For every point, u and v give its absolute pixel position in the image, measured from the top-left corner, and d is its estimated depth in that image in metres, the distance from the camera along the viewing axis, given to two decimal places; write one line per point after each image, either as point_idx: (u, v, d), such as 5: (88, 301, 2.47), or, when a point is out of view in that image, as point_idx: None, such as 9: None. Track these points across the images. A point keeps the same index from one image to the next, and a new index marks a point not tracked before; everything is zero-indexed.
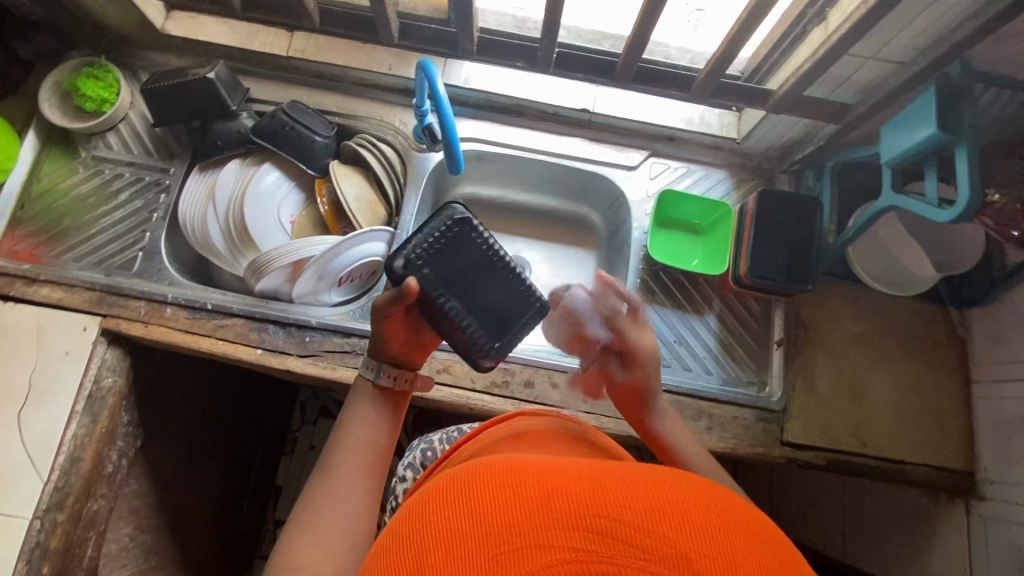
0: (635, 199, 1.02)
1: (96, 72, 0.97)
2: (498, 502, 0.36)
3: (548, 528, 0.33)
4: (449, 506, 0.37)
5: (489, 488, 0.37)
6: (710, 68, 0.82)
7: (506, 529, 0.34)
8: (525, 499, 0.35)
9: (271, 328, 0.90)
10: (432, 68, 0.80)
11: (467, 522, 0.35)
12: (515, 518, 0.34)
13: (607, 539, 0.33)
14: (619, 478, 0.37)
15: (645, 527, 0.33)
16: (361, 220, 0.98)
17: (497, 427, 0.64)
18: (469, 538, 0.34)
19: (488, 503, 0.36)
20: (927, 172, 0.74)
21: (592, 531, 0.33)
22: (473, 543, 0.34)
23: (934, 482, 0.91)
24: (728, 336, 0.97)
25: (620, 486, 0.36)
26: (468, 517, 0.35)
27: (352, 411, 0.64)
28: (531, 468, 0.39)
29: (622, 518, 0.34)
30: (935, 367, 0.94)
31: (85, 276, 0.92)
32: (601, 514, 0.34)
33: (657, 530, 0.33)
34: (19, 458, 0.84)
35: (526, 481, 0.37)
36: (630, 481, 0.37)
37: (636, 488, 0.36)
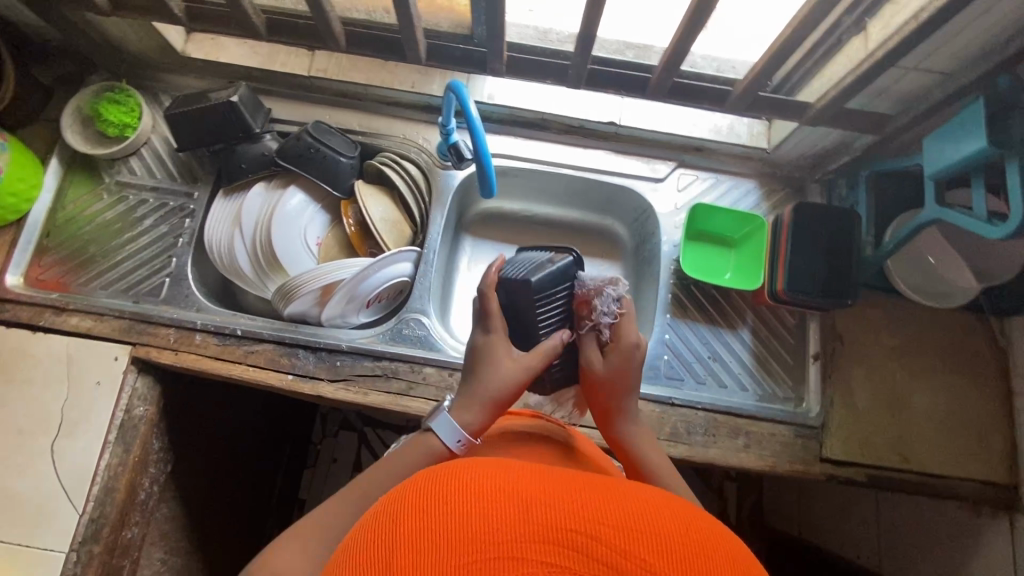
0: (664, 212, 1.01)
1: (118, 97, 0.96)
2: (477, 504, 0.35)
3: (525, 540, 0.33)
4: (428, 499, 0.36)
5: (470, 487, 0.36)
6: (746, 82, 0.80)
7: (483, 535, 0.33)
8: (505, 505, 0.34)
9: (301, 352, 0.90)
10: (462, 89, 0.78)
11: (444, 522, 0.34)
12: (492, 527, 0.33)
13: (583, 557, 0.32)
14: (601, 491, 0.37)
15: (621, 547, 0.33)
16: (388, 240, 0.97)
17: (487, 431, 0.64)
18: (444, 538, 0.33)
19: (467, 502, 0.35)
20: (974, 184, 0.72)
21: (568, 547, 0.33)
22: (448, 545, 0.33)
23: (978, 496, 0.89)
24: (763, 351, 0.96)
25: (601, 500, 0.36)
26: (446, 515, 0.34)
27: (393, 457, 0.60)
28: (512, 471, 0.38)
29: (599, 536, 0.33)
30: (976, 379, 0.92)
31: (113, 304, 0.92)
32: (580, 530, 0.33)
33: (633, 552, 0.33)
34: (55, 490, 0.84)
35: (507, 484, 0.36)
36: (612, 497, 0.37)
37: (616, 504, 0.36)
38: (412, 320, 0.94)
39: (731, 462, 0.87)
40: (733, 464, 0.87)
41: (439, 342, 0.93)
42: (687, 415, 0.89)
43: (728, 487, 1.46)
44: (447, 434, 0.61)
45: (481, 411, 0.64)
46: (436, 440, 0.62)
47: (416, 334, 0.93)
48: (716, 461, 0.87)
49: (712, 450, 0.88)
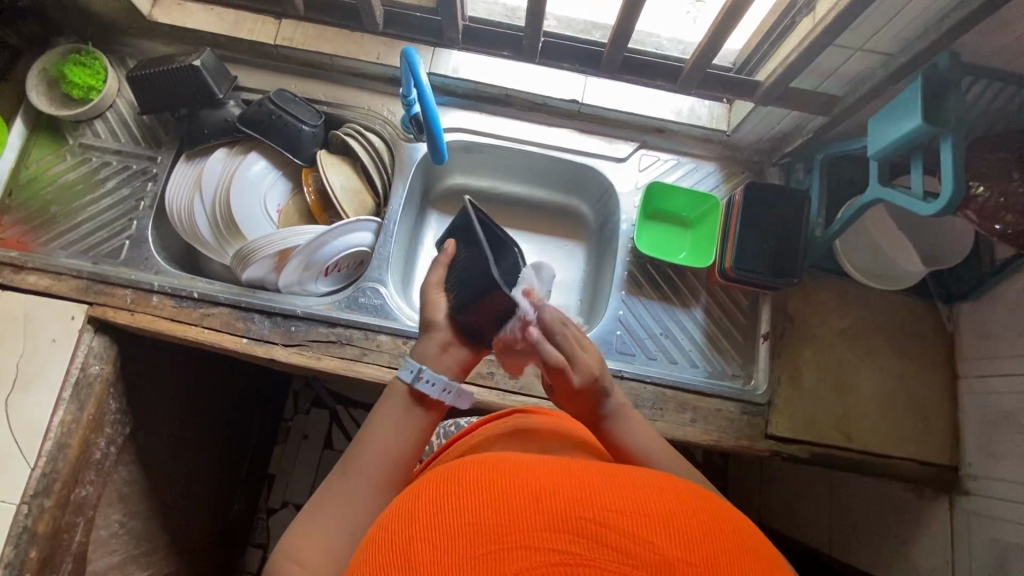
0: (624, 191, 1.02)
1: (83, 59, 0.97)
2: (489, 501, 0.37)
3: (536, 529, 0.35)
4: (441, 500, 0.39)
5: (481, 486, 0.39)
6: (697, 58, 0.81)
7: (496, 529, 0.36)
8: (517, 497, 0.37)
9: (257, 316, 0.91)
10: (414, 56, 0.79)
11: (458, 519, 0.37)
12: (506, 517, 0.36)
13: (591, 542, 0.35)
14: (610, 481, 0.40)
15: (630, 532, 0.35)
16: (347, 210, 0.97)
17: (498, 424, 0.67)
18: (460, 534, 0.36)
19: (479, 498, 0.38)
20: (913, 165, 0.73)
21: (577, 533, 0.35)
22: (464, 538, 0.35)
23: (919, 476, 0.91)
24: (714, 329, 0.97)
25: (608, 489, 0.39)
26: (459, 513, 0.37)
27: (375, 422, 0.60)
28: (522, 467, 0.41)
29: (607, 521, 0.36)
30: (923, 363, 0.94)
31: (72, 264, 0.92)
32: (589, 517, 0.36)
33: (641, 536, 0.35)
34: (7, 444, 0.85)
35: (518, 479, 0.39)
36: (618, 484, 0.39)
37: (621, 491, 0.38)
38: (368, 289, 0.95)
39: (676, 435, 0.88)
40: (679, 438, 0.89)
41: (395, 310, 0.94)
42: (636, 389, 0.91)
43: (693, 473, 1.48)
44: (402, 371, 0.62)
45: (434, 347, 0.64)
46: (400, 384, 0.62)
47: (372, 302, 0.94)
48: (662, 434, 0.88)
49: (659, 422, 0.89)
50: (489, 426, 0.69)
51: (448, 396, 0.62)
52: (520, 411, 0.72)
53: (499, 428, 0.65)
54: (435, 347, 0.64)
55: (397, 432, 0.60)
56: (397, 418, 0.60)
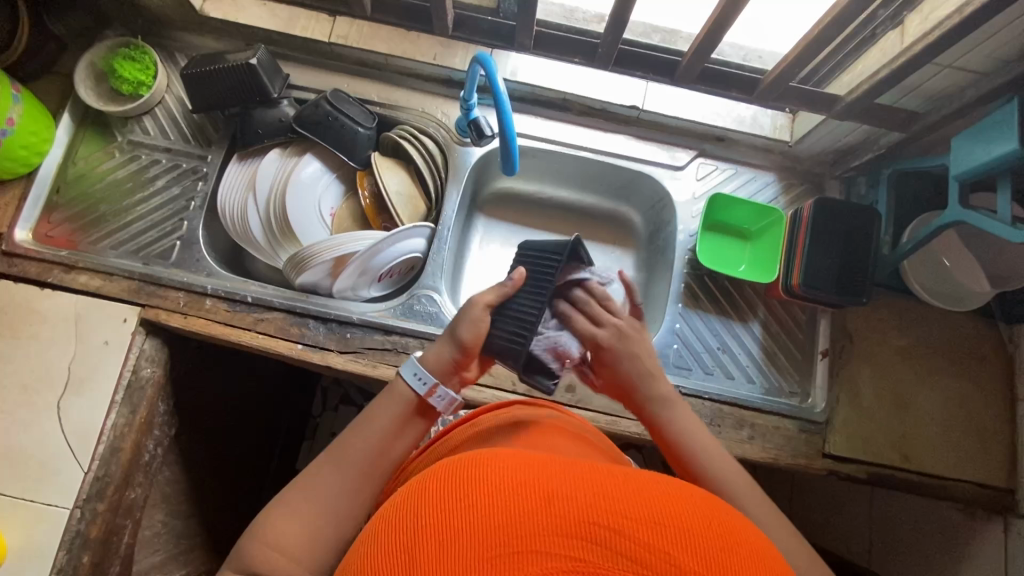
0: (682, 201, 1.00)
1: (133, 53, 0.94)
2: (496, 500, 0.36)
3: (547, 533, 0.34)
4: (448, 493, 0.38)
5: (487, 484, 0.38)
6: (776, 72, 0.79)
7: (503, 529, 0.35)
8: (527, 498, 0.36)
9: (311, 322, 0.89)
10: (490, 62, 0.76)
11: (463, 515, 0.36)
12: (516, 518, 0.35)
13: (605, 550, 0.34)
14: (625, 485, 0.39)
15: (645, 542, 0.34)
16: (402, 214, 0.96)
17: (499, 414, 0.67)
18: (467, 532, 0.35)
19: (488, 496, 0.37)
20: (1000, 188, 0.71)
21: (590, 540, 0.34)
22: (470, 535, 0.35)
23: (976, 498, 0.90)
24: (772, 345, 0.96)
25: (623, 495, 0.37)
26: (464, 510, 0.36)
27: (370, 416, 0.63)
28: (533, 466, 0.40)
29: (622, 530, 0.35)
30: (982, 383, 0.93)
31: (123, 264, 0.91)
32: (601, 523, 0.35)
33: (656, 545, 0.34)
34: (60, 447, 0.84)
35: (529, 478, 0.38)
36: (632, 488, 0.38)
37: (635, 498, 0.37)
38: (423, 296, 0.94)
39: (734, 453, 0.87)
40: (736, 455, 0.88)
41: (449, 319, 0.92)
42: (694, 405, 0.90)
43: None
44: (408, 371, 0.65)
45: (445, 354, 0.66)
46: (406, 388, 0.65)
47: (427, 310, 0.93)
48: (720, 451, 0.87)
49: (716, 439, 0.88)
50: (489, 416, 0.68)
51: (438, 404, 0.64)
52: (529, 404, 0.73)
53: (505, 417, 0.66)
54: (448, 360, 0.66)
55: (388, 428, 0.62)
56: (395, 417, 0.63)
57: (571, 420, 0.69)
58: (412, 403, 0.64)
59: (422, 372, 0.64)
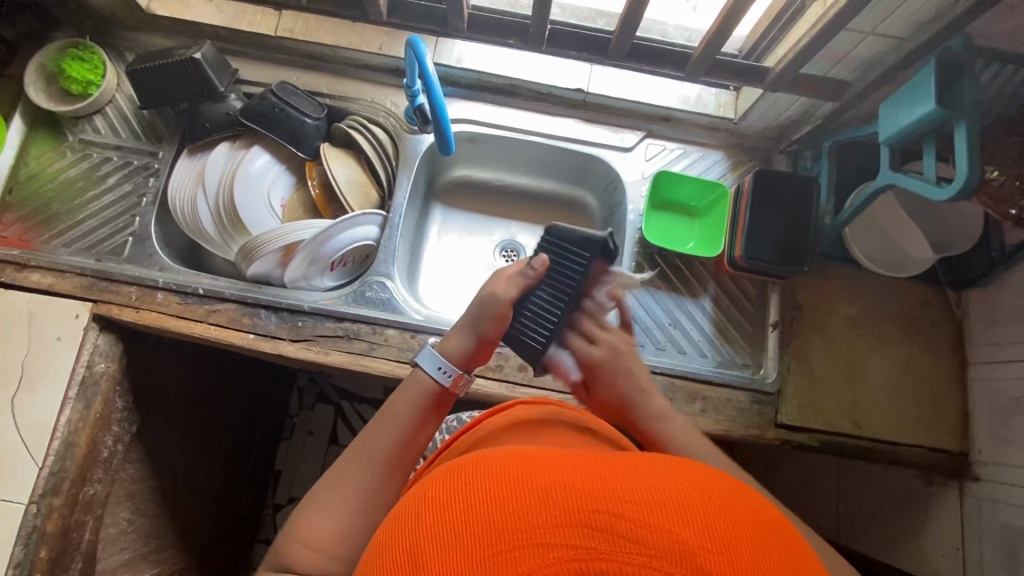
0: (631, 180, 1.01)
1: (82, 53, 0.96)
2: (496, 500, 0.36)
3: (547, 525, 0.34)
4: (449, 501, 0.38)
5: (488, 486, 0.38)
6: (705, 45, 0.80)
7: (507, 527, 0.34)
8: (527, 494, 0.36)
9: (263, 312, 0.90)
10: (420, 46, 0.78)
11: (465, 520, 0.36)
12: (517, 513, 0.35)
13: (607, 535, 0.33)
14: (623, 470, 0.38)
15: (645, 523, 0.33)
16: (352, 203, 0.97)
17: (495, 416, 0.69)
18: (469, 535, 0.35)
19: (488, 496, 0.37)
20: (926, 150, 0.73)
21: (591, 527, 0.33)
22: (472, 539, 0.34)
23: (930, 464, 0.91)
24: (723, 319, 0.97)
25: (622, 480, 0.37)
26: (465, 514, 0.36)
27: (392, 409, 0.63)
28: (531, 462, 0.39)
29: (622, 513, 0.34)
30: (933, 350, 0.94)
31: (76, 261, 0.92)
32: (602, 510, 0.34)
33: (657, 524, 0.33)
34: (14, 443, 0.84)
35: (526, 474, 0.38)
36: (631, 474, 0.38)
37: (635, 482, 0.37)
38: (375, 283, 0.94)
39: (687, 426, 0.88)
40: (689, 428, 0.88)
41: (402, 305, 0.93)
42: None
43: None
44: (430, 364, 0.66)
45: (464, 343, 0.69)
46: (424, 375, 0.66)
47: (380, 296, 0.93)
48: None
49: None
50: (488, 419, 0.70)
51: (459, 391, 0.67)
52: (526, 403, 0.73)
53: (501, 420, 0.67)
54: (464, 349, 0.69)
55: (411, 419, 0.63)
56: (418, 409, 0.64)
57: (570, 414, 0.69)
58: (435, 392, 0.65)
59: (445, 364, 0.66)
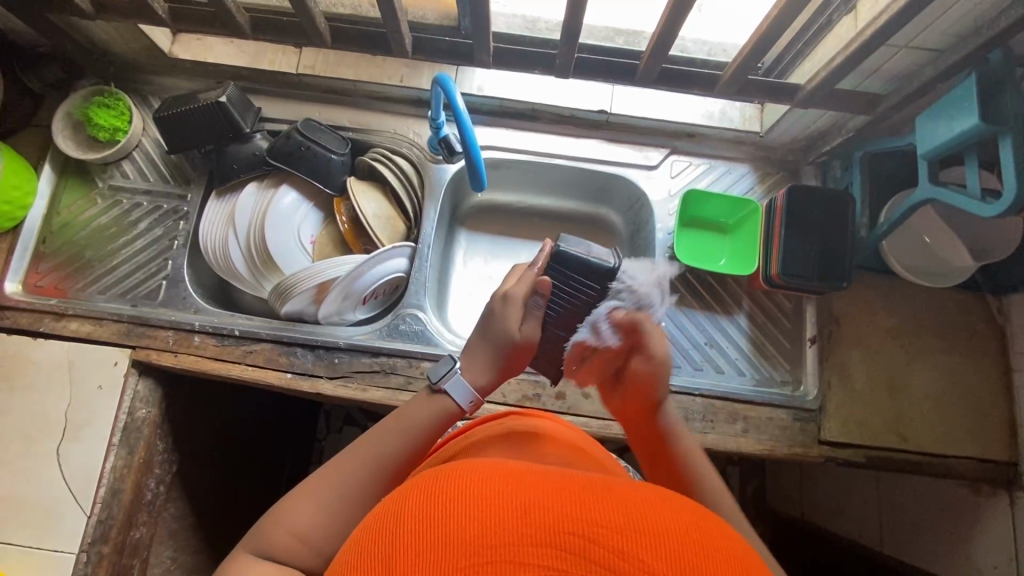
0: (658, 199, 1.00)
1: (107, 100, 0.96)
2: (471, 511, 0.35)
3: (520, 544, 0.33)
4: (425, 506, 0.37)
5: (465, 496, 0.37)
6: (736, 65, 0.79)
7: (478, 541, 0.33)
8: (502, 510, 0.35)
9: (299, 350, 0.90)
10: (449, 82, 0.77)
11: (439, 530, 0.35)
12: (491, 528, 0.34)
13: (578, 559, 0.33)
14: (603, 493, 0.37)
15: (619, 550, 0.33)
16: (381, 236, 0.97)
17: (489, 426, 0.68)
18: (442, 545, 0.34)
19: (463, 506, 0.36)
20: (968, 162, 0.71)
21: (563, 549, 0.33)
22: (443, 548, 0.34)
23: (978, 474, 0.89)
24: (760, 336, 0.96)
25: (601, 503, 0.36)
26: (440, 520, 0.35)
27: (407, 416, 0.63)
28: (510, 475, 0.39)
29: (596, 538, 0.33)
30: (975, 358, 0.92)
31: (112, 308, 0.92)
32: (576, 533, 0.34)
33: (630, 553, 0.33)
34: (62, 493, 0.85)
35: (505, 488, 0.37)
36: (609, 497, 0.37)
37: (614, 507, 0.36)
38: (408, 315, 0.94)
39: (729, 447, 0.87)
40: (731, 449, 0.87)
41: (435, 336, 0.93)
42: (685, 402, 0.89)
43: (730, 472, 1.46)
44: (458, 392, 0.65)
45: (484, 368, 0.67)
46: (449, 399, 0.65)
47: (413, 329, 0.93)
48: (715, 446, 0.87)
49: (710, 435, 0.88)
50: (482, 427, 0.68)
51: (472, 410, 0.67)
52: (521, 414, 0.73)
53: (496, 429, 0.66)
54: (485, 376, 0.67)
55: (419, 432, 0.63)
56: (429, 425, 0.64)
57: (562, 430, 0.69)
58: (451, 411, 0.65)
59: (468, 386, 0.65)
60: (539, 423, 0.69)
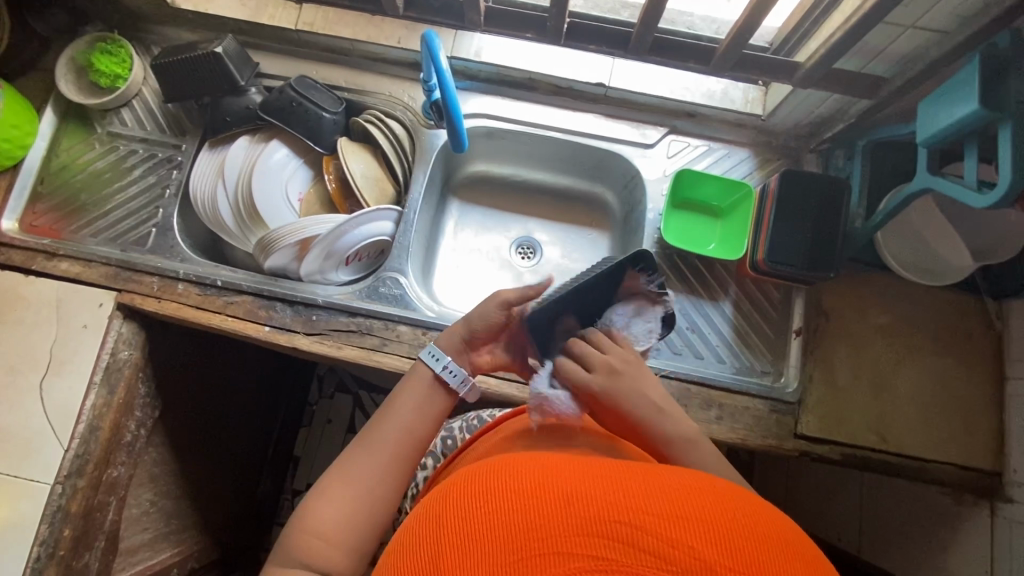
0: (652, 178, 0.98)
1: (110, 47, 0.98)
2: (518, 506, 0.35)
3: (567, 534, 0.33)
4: (470, 505, 0.37)
5: (509, 491, 0.37)
6: (731, 39, 0.76)
7: (527, 534, 0.33)
8: (547, 502, 0.35)
9: (279, 305, 0.91)
10: (434, 40, 0.76)
11: (486, 526, 0.35)
12: (539, 521, 0.34)
13: (626, 547, 0.32)
14: (646, 481, 0.37)
15: (668, 536, 0.32)
16: (368, 198, 0.96)
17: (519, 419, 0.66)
18: (490, 540, 0.34)
19: (508, 501, 0.36)
20: (967, 152, 0.68)
21: (610, 538, 0.33)
22: (493, 544, 0.34)
23: (960, 482, 0.86)
24: (744, 324, 0.93)
25: (646, 493, 0.36)
26: (487, 515, 0.36)
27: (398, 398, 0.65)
28: (552, 468, 0.39)
29: (643, 525, 0.33)
30: (968, 363, 0.88)
31: (101, 251, 0.94)
32: (624, 521, 0.33)
33: (680, 539, 0.32)
34: (41, 426, 0.88)
35: (550, 480, 0.37)
36: (654, 487, 0.37)
37: (659, 496, 0.36)
38: (389, 279, 0.94)
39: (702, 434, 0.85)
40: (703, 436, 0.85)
41: (415, 301, 0.93)
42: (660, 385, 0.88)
43: None
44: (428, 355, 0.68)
45: (457, 335, 0.70)
46: (426, 370, 0.68)
47: (393, 292, 0.93)
48: None
49: None
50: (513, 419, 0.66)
51: (453, 382, 0.67)
52: None
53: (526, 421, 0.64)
54: (460, 342, 0.70)
55: (413, 407, 0.65)
56: (419, 401, 0.66)
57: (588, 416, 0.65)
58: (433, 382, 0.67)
59: (438, 351, 0.68)
60: (572, 411, 0.67)
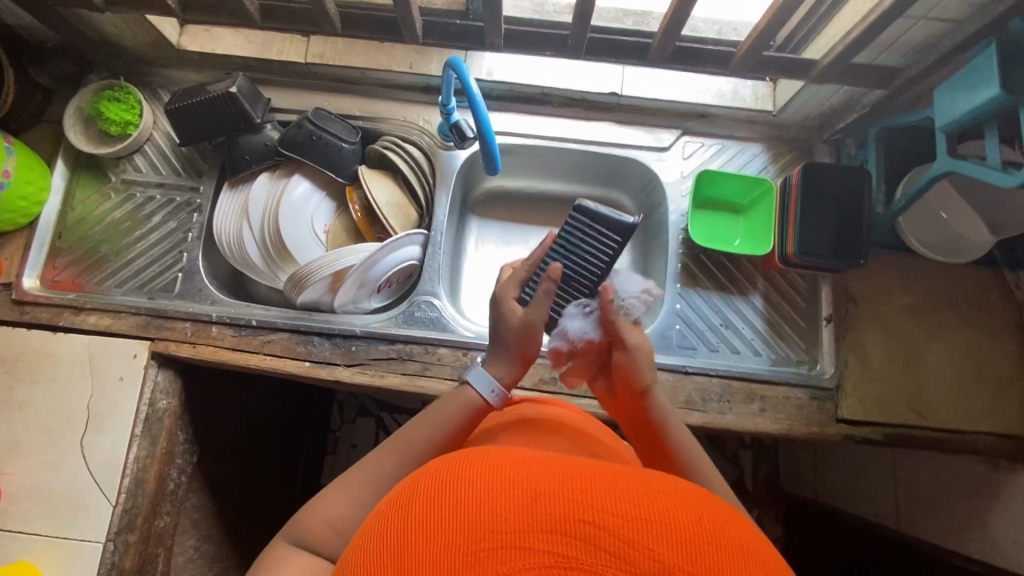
0: (671, 180, 1.00)
1: (117, 95, 0.96)
2: (484, 497, 0.33)
3: (530, 530, 0.31)
4: (436, 493, 0.35)
5: (478, 481, 0.35)
6: (750, 44, 0.79)
7: (491, 527, 0.32)
8: (507, 495, 0.33)
9: (316, 339, 0.91)
10: (462, 65, 0.77)
11: (450, 516, 0.33)
12: (502, 515, 0.32)
13: (588, 546, 0.31)
14: (616, 479, 0.35)
15: (628, 538, 0.31)
16: (394, 224, 0.97)
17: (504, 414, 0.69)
18: (451, 530, 0.32)
19: (475, 492, 0.34)
20: (988, 134, 0.70)
21: (573, 536, 0.31)
22: (452, 536, 0.32)
23: (997, 449, 0.89)
24: (776, 316, 0.95)
25: (614, 489, 0.34)
26: (451, 504, 0.34)
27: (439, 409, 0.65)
28: (521, 461, 0.37)
29: (607, 525, 0.32)
30: (993, 333, 0.91)
31: (130, 301, 0.93)
32: (588, 520, 0.32)
33: (640, 540, 0.31)
34: (87, 484, 0.86)
35: (516, 474, 0.35)
36: (622, 484, 0.35)
37: (626, 493, 0.34)
38: (423, 302, 0.95)
39: (747, 426, 0.87)
40: (749, 429, 0.87)
41: (451, 322, 0.93)
42: (702, 383, 0.89)
43: (743, 454, 1.46)
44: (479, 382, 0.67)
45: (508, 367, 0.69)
46: (472, 393, 0.66)
47: (428, 316, 0.94)
48: (732, 426, 0.87)
49: (728, 415, 0.88)
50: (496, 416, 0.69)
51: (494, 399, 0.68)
52: (536, 402, 0.73)
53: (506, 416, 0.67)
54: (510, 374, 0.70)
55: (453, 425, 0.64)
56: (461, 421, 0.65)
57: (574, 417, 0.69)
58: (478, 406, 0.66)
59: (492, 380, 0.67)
60: (555, 411, 0.70)
